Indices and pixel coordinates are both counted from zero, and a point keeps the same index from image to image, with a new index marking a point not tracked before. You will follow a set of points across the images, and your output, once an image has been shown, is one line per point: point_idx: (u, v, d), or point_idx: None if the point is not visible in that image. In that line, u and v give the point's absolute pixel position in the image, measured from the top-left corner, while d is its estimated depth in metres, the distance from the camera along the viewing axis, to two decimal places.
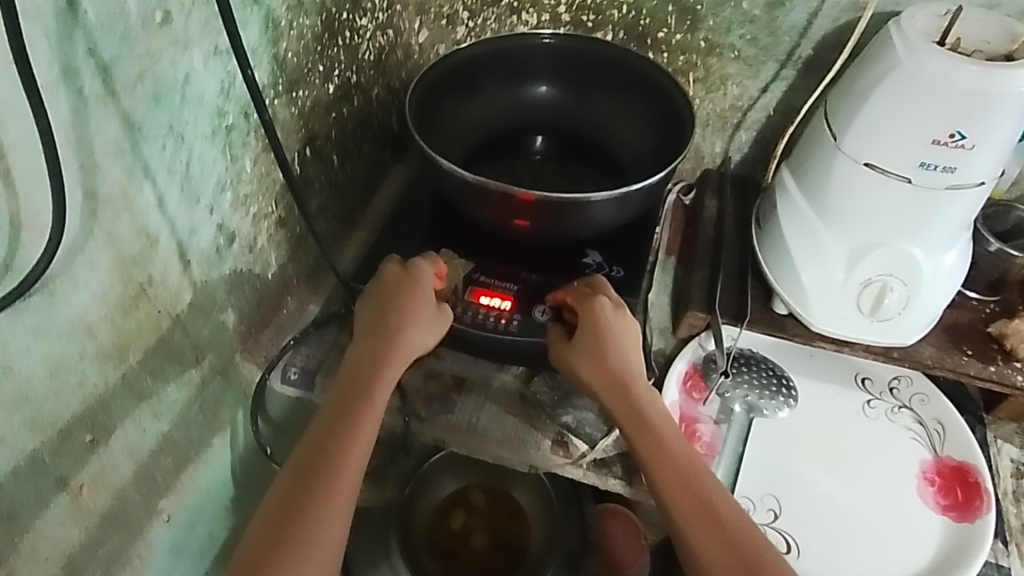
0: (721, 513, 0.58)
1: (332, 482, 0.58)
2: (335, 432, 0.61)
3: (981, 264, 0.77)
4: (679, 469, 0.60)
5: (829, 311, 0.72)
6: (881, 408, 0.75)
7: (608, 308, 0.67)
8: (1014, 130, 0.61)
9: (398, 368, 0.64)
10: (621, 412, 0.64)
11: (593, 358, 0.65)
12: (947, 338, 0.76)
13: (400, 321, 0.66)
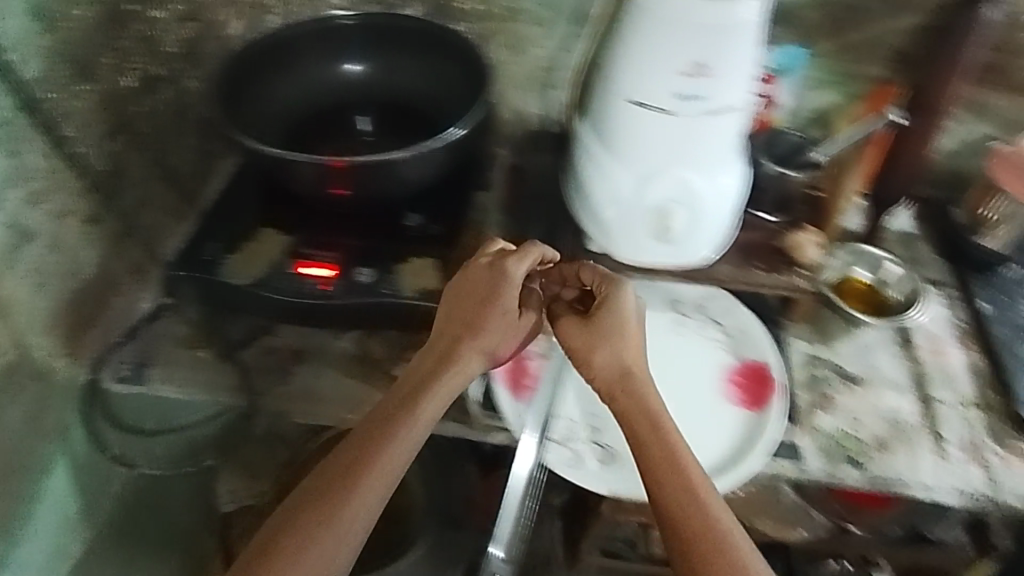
0: (709, 513, 0.59)
1: (363, 480, 0.61)
2: (376, 436, 0.63)
3: (767, 187, 0.86)
4: (676, 465, 0.62)
5: (630, 240, 0.79)
6: (691, 324, 0.83)
7: (627, 302, 0.69)
8: (749, 54, 0.69)
9: (460, 376, 0.67)
10: (623, 398, 0.66)
11: (611, 344, 0.68)
12: (742, 255, 0.83)
13: (472, 326, 0.68)
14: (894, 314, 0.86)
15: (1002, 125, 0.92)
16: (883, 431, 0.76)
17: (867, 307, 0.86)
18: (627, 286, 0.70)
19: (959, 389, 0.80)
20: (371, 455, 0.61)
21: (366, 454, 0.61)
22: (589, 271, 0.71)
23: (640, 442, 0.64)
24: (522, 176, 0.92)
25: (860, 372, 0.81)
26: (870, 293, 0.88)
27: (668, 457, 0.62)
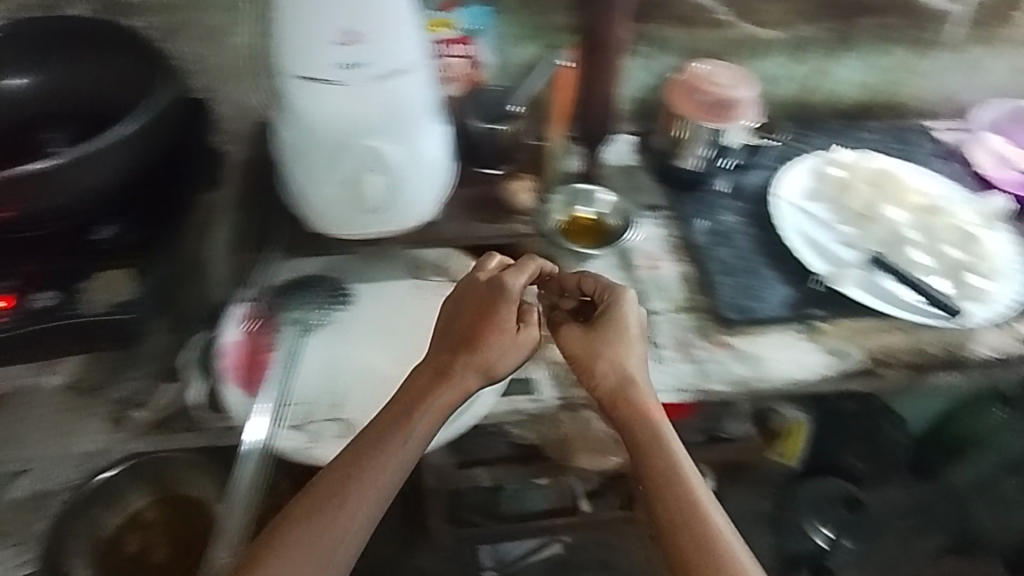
0: (688, 486, 0.69)
1: (352, 499, 0.66)
2: (377, 450, 0.68)
3: (480, 142, 0.91)
4: (669, 455, 0.70)
5: (340, 214, 0.80)
6: (429, 287, 0.86)
7: (614, 318, 0.79)
8: (402, 17, 0.71)
9: (479, 366, 0.74)
10: (609, 396, 0.75)
11: (616, 345, 0.77)
12: (466, 211, 0.88)
13: (478, 336, 0.75)
14: (614, 242, 0.92)
15: (681, 54, 1.04)
16: None
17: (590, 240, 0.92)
18: (623, 292, 0.80)
19: (672, 296, 0.88)
20: (374, 461, 0.67)
21: (370, 467, 0.67)
22: (589, 280, 0.81)
23: (632, 438, 0.72)
24: (249, 170, 0.91)
25: None
26: (594, 228, 0.94)
27: (651, 446, 0.71)
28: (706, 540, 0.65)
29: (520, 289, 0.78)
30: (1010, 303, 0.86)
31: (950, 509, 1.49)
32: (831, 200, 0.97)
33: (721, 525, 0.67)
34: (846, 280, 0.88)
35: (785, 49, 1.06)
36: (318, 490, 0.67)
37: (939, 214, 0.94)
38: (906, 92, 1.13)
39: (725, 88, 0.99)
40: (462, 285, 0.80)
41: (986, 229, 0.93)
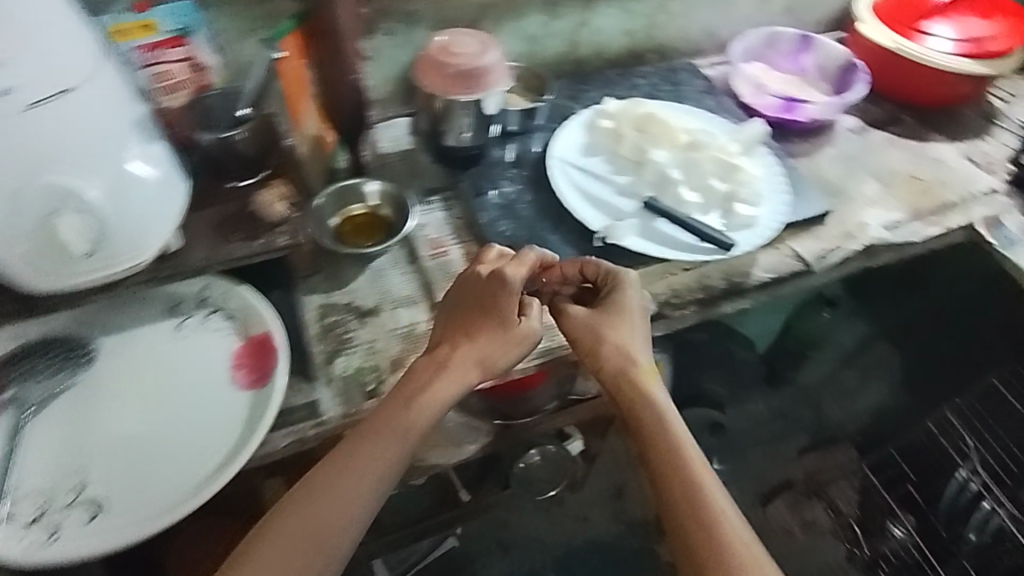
0: (682, 459, 0.72)
1: (340, 483, 0.67)
2: (372, 436, 0.69)
3: (217, 154, 0.80)
4: (671, 433, 0.74)
5: (42, 268, 0.68)
6: (192, 323, 0.78)
7: (627, 292, 0.81)
8: (33, 29, 0.59)
9: (469, 369, 0.74)
10: (613, 372, 0.77)
11: (615, 326, 0.79)
12: (213, 233, 0.79)
13: (497, 331, 0.76)
14: (397, 228, 0.90)
15: (428, 27, 0.96)
16: (400, 350, 0.79)
17: (374, 233, 0.89)
18: (623, 277, 0.81)
19: None
20: (364, 449, 0.69)
21: (362, 452, 0.68)
22: (590, 267, 0.82)
23: (648, 409, 0.76)
24: None
25: (374, 302, 0.83)
26: (373, 220, 0.91)
27: (662, 420, 0.75)
28: (699, 504, 0.70)
29: (521, 281, 0.77)
30: (772, 224, 0.91)
31: (798, 402, 1.66)
32: (602, 157, 0.97)
33: (713, 493, 0.71)
34: (625, 234, 0.88)
35: (537, 8, 1.00)
36: (311, 484, 0.68)
37: (700, 148, 0.96)
38: (665, 34, 1.14)
39: (466, 57, 0.89)
40: (461, 280, 0.80)
41: (744, 157, 0.97)
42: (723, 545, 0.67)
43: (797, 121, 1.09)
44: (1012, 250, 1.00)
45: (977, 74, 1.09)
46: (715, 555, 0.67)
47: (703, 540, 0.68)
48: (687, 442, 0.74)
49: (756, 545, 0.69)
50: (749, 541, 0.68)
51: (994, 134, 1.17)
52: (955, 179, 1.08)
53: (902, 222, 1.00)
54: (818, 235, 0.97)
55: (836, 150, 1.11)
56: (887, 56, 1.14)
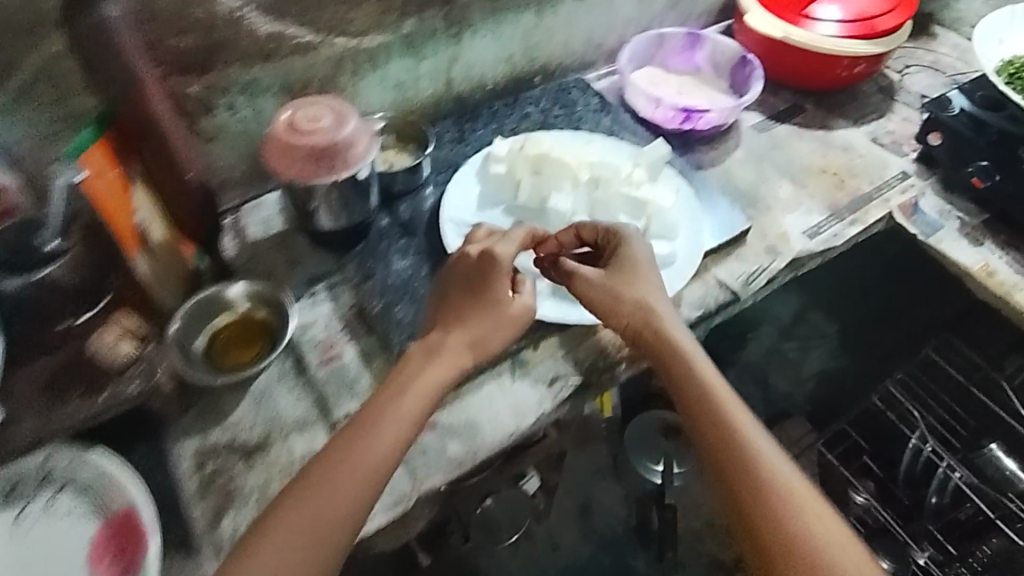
0: (719, 403, 0.67)
1: (340, 476, 0.61)
2: (374, 423, 0.64)
3: (41, 299, 0.68)
4: (704, 381, 0.68)
5: None
6: (37, 508, 0.64)
7: (633, 248, 0.77)
8: None
9: (476, 352, 0.71)
10: (630, 321, 0.73)
11: (627, 279, 0.75)
12: (52, 389, 0.69)
13: (487, 307, 0.72)
14: (281, 329, 0.77)
15: (275, 94, 0.82)
16: None
17: (256, 343, 0.76)
18: (621, 230, 0.78)
19: (358, 387, 0.74)
20: (366, 437, 0.63)
21: (365, 439, 0.63)
22: (586, 227, 0.78)
23: (675, 354, 0.70)
24: None
25: (261, 436, 0.70)
26: (248, 328, 0.77)
27: (695, 367, 0.69)
28: (741, 451, 0.64)
29: (512, 255, 0.75)
30: (692, 256, 0.85)
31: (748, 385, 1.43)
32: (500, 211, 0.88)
33: (756, 437, 0.65)
34: (538, 301, 0.79)
35: (399, 51, 0.88)
36: (313, 482, 0.61)
37: (603, 184, 0.87)
38: (548, 54, 1.04)
39: (326, 130, 0.72)
40: (451, 261, 0.78)
41: (651, 185, 0.89)
42: (774, 492, 0.62)
43: (698, 128, 1.03)
44: (933, 236, 0.97)
45: (867, 53, 1.05)
46: (759, 503, 0.61)
47: (753, 489, 0.62)
48: (720, 386, 0.69)
49: (810, 489, 0.63)
50: (802, 487, 0.62)
51: (894, 109, 1.14)
52: (866, 166, 1.04)
53: (823, 225, 0.95)
54: (742, 256, 0.90)
55: (744, 151, 1.05)
56: (776, 43, 1.09)
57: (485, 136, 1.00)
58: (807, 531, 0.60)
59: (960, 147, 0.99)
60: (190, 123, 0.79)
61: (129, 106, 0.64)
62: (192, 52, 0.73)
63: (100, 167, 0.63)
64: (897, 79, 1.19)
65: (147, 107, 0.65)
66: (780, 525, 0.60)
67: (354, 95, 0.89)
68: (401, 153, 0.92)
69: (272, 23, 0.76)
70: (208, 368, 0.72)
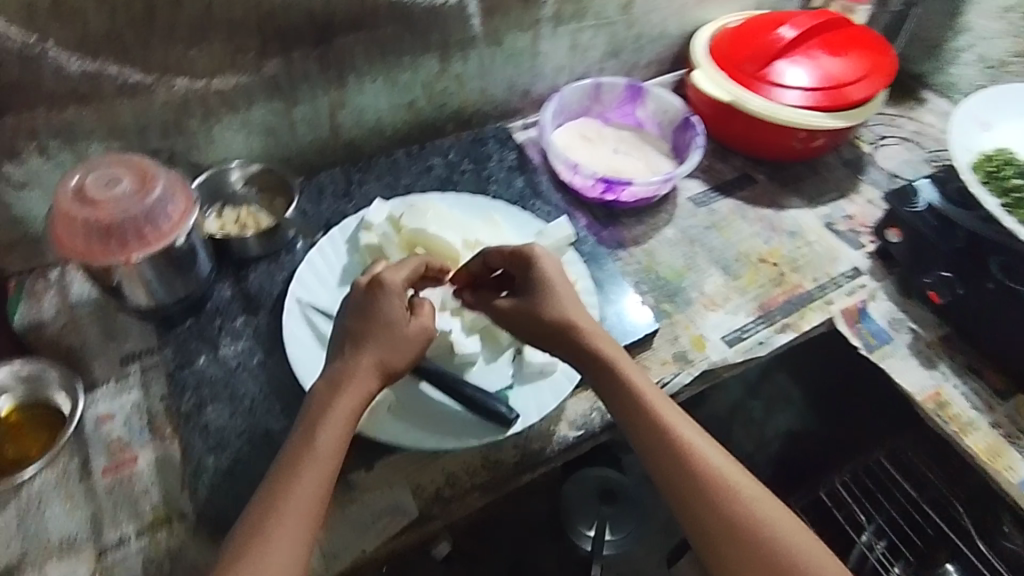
0: (658, 413, 0.60)
1: (271, 542, 0.50)
2: (290, 472, 0.54)
3: None
4: (642, 398, 0.61)
5: None
6: None
7: (542, 256, 0.68)
8: None
9: (373, 373, 0.59)
10: (551, 342, 0.65)
11: (545, 292, 0.66)
12: None
13: (386, 330, 0.60)
14: (62, 417, 0.65)
15: (101, 139, 0.70)
16: None
17: (34, 434, 0.65)
18: (529, 248, 0.68)
19: (142, 506, 0.61)
20: (285, 490, 0.53)
21: (285, 493, 0.52)
22: (499, 249, 0.69)
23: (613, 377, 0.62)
24: None
25: (12, 559, 0.58)
26: (25, 417, 0.65)
27: (633, 389, 0.61)
28: (692, 464, 0.57)
29: (403, 281, 0.64)
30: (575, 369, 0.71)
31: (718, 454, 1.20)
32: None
33: (699, 442, 0.59)
34: (376, 414, 0.65)
35: (264, 95, 0.76)
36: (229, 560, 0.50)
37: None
38: (459, 101, 0.92)
39: (122, 198, 0.59)
40: (347, 304, 0.64)
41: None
42: (734, 505, 0.56)
43: (622, 200, 0.90)
44: (877, 350, 0.83)
45: (827, 128, 0.91)
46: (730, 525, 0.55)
47: (714, 504, 0.56)
48: (653, 394, 0.62)
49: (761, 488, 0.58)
50: (767, 500, 0.56)
51: (859, 189, 1.00)
52: (814, 257, 0.91)
53: (748, 329, 0.82)
54: (644, 364, 0.77)
55: (674, 230, 0.92)
56: (726, 109, 0.96)
57: (374, 191, 0.87)
58: (780, 533, 0.55)
59: (921, 249, 0.84)
60: None
61: None
62: None
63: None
64: (867, 152, 1.05)
65: None
66: (767, 550, 0.54)
67: (209, 142, 0.77)
68: (262, 211, 0.79)
69: (86, 62, 0.65)
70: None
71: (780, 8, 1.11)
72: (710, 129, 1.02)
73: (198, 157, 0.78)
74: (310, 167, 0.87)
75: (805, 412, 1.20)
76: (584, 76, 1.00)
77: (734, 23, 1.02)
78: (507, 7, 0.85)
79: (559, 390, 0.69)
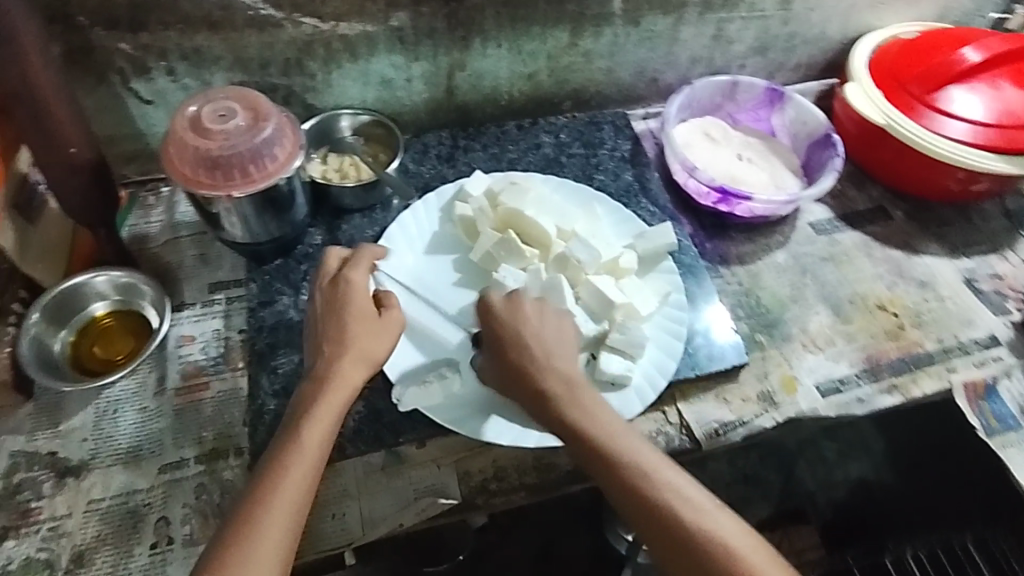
0: (654, 496, 0.52)
1: (252, 554, 0.46)
2: (274, 475, 0.50)
3: None
4: (629, 481, 0.53)
5: None
6: None
7: (509, 306, 0.61)
8: None
9: (359, 362, 0.57)
10: (533, 411, 0.58)
11: (513, 356, 0.58)
12: None
13: (356, 322, 0.59)
14: (151, 327, 0.69)
15: (225, 68, 0.71)
16: (91, 539, 0.58)
17: (123, 340, 0.68)
18: (497, 299, 0.61)
19: (205, 433, 0.63)
20: (272, 483, 0.49)
21: (272, 488, 0.49)
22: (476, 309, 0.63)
23: (590, 458, 0.55)
24: None
25: (84, 456, 0.62)
26: (117, 323, 0.69)
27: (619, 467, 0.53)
28: (694, 549, 0.50)
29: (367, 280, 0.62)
30: (647, 389, 0.66)
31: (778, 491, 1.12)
32: (447, 262, 0.74)
33: (702, 522, 0.51)
34: (437, 392, 0.64)
35: (386, 45, 0.75)
36: (216, 568, 0.46)
37: (573, 264, 0.70)
38: (582, 79, 0.87)
39: (234, 133, 0.60)
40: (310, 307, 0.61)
41: (633, 283, 0.72)
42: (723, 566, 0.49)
43: (735, 214, 0.83)
44: (998, 435, 0.72)
45: (993, 172, 0.80)
46: None
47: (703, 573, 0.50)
48: (623, 446, 0.54)
49: (750, 536, 0.51)
50: None
51: (1014, 246, 0.88)
52: (945, 316, 0.80)
53: (849, 380, 0.74)
54: (725, 396, 0.71)
55: (787, 256, 0.84)
56: (874, 132, 0.85)
57: (478, 160, 0.84)
58: None
59: None
60: (122, 82, 0.70)
61: None
62: (121, 9, 0.64)
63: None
64: None
65: (19, 72, 0.55)
66: None
67: (326, 86, 0.77)
68: (364, 163, 0.78)
69: None
70: (58, 365, 0.65)
71: (966, 24, 0.98)
72: (851, 151, 0.92)
73: (313, 99, 0.78)
74: (418, 126, 0.86)
75: (880, 464, 1.06)
76: (721, 70, 0.92)
77: (907, 35, 0.90)
78: None
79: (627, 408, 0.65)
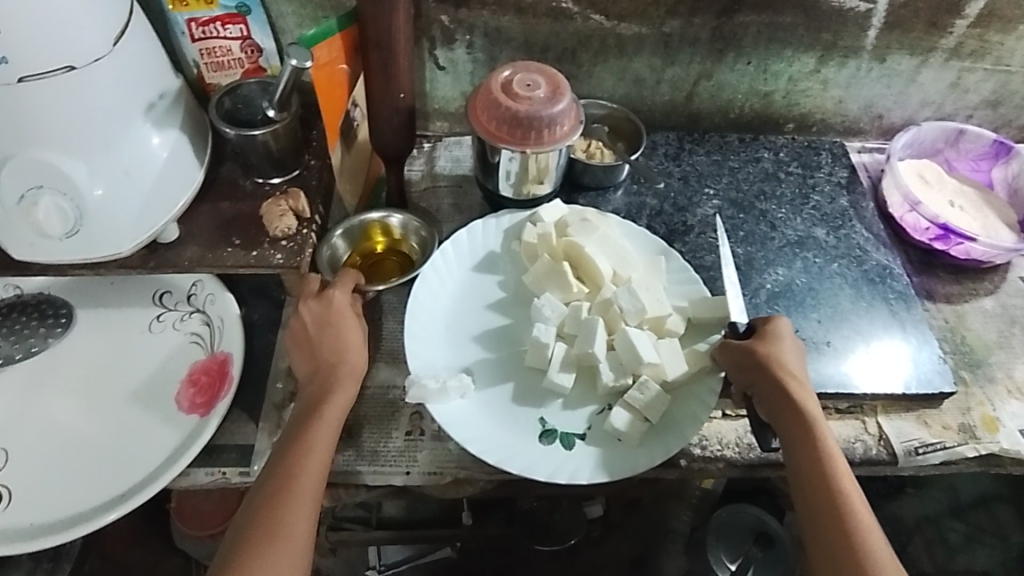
0: (847, 503, 0.59)
1: (277, 548, 0.55)
2: (286, 478, 0.58)
3: (252, 155, 0.75)
4: (833, 484, 0.60)
5: (21, 243, 0.65)
6: (169, 319, 0.74)
7: (789, 328, 0.69)
8: (60, 64, 0.58)
9: (349, 385, 0.64)
10: (765, 400, 0.65)
11: (785, 359, 0.66)
12: (217, 232, 0.74)
13: (336, 349, 0.65)
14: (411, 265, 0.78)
15: (513, 49, 0.83)
16: (360, 416, 0.71)
17: (389, 268, 0.79)
18: (782, 321, 0.69)
19: None
20: (285, 491, 0.58)
21: (285, 493, 0.57)
22: (727, 344, 0.68)
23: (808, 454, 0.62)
24: None
25: None
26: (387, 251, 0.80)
27: (831, 473, 0.61)
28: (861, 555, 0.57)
29: (348, 304, 0.67)
30: (643, 455, 0.66)
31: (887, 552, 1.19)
32: (493, 282, 0.77)
33: (879, 544, 0.58)
34: (449, 396, 0.67)
35: (651, 48, 0.84)
36: (242, 560, 0.55)
37: (615, 310, 0.71)
38: (812, 105, 0.92)
39: (537, 101, 0.70)
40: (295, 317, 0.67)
41: (672, 344, 0.70)
42: None
43: (949, 254, 0.85)
44: None
45: None
46: None
47: None
48: (855, 493, 0.60)
49: None
50: None
51: None
52: None
53: None
54: (925, 420, 0.74)
55: (996, 304, 0.84)
56: None
57: (702, 164, 0.91)
58: None
59: None
60: (430, 47, 0.82)
61: (372, 16, 0.67)
62: None
63: (332, 55, 0.69)
64: None
65: (389, 23, 0.67)
66: None
67: (587, 76, 0.87)
68: (607, 149, 0.87)
69: None
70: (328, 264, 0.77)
71: None
72: None
73: (572, 87, 0.88)
74: (650, 125, 0.94)
75: (1009, 562, 1.16)
76: (948, 118, 0.94)
77: None
78: (911, 25, 0.83)
79: (619, 466, 0.65)
